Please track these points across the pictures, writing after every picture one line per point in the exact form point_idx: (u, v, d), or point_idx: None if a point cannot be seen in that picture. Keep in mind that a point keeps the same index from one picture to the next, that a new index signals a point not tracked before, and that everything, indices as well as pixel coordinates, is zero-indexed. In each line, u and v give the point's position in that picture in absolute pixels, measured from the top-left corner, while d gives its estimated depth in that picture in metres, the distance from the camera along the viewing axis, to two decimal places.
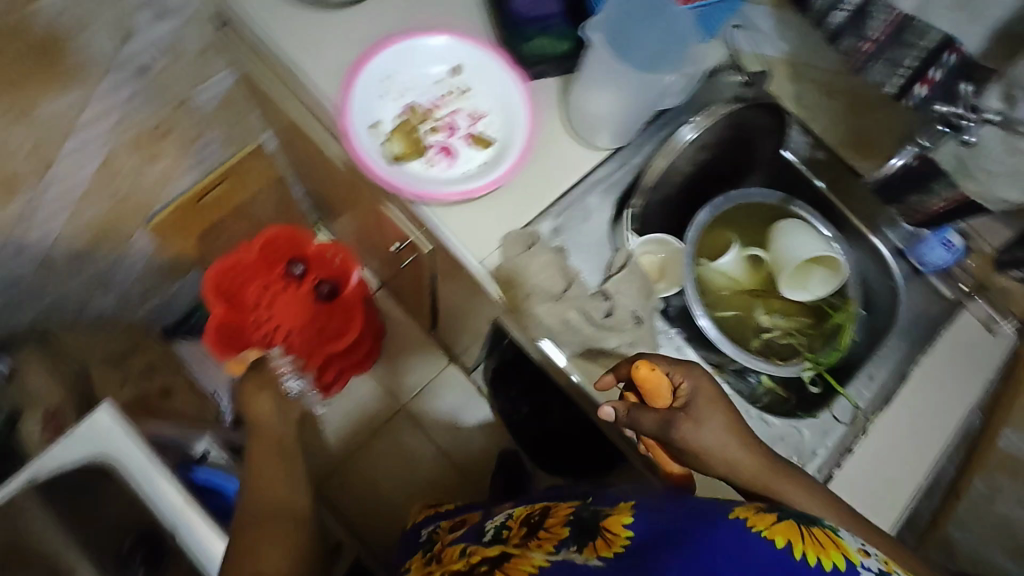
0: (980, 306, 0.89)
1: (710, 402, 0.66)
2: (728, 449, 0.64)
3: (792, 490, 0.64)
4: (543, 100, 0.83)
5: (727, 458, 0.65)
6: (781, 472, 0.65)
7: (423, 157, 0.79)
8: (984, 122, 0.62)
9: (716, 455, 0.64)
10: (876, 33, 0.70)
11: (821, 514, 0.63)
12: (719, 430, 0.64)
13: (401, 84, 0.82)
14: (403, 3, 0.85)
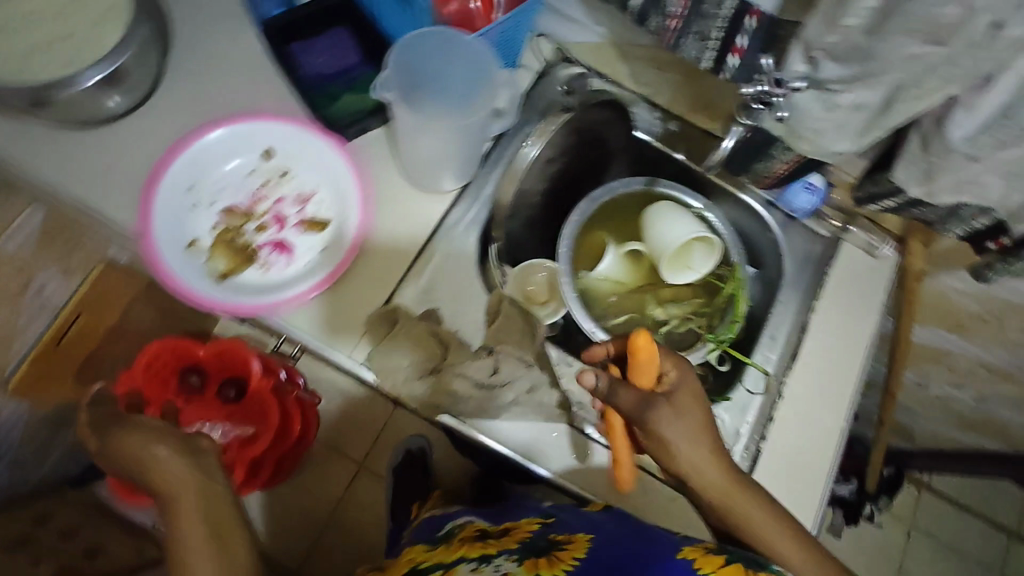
0: (857, 233, 0.88)
1: (689, 397, 0.59)
2: (697, 451, 0.59)
3: (752, 506, 0.60)
4: (371, 161, 0.78)
5: (691, 462, 0.59)
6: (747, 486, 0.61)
7: (255, 263, 0.73)
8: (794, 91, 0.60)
9: (682, 459, 0.59)
10: (677, 9, 0.66)
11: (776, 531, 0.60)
12: (691, 429, 0.58)
13: (210, 189, 0.75)
14: (190, 97, 0.76)
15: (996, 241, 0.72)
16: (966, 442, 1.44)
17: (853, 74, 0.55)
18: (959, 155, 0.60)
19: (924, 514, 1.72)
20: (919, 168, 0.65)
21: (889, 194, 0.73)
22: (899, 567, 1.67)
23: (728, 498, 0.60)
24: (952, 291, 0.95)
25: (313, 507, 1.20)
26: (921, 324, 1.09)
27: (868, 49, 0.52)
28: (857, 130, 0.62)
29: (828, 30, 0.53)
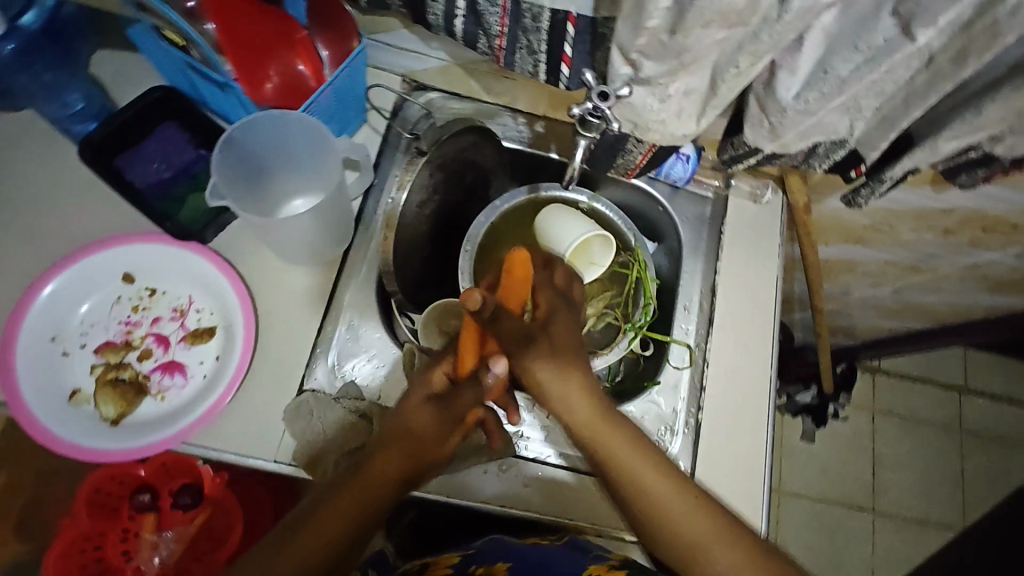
0: (739, 184, 0.91)
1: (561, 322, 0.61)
2: (558, 379, 0.60)
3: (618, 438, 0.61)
4: (242, 251, 0.75)
5: (554, 389, 0.61)
6: (613, 418, 0.62)
7: (147, 393, 0.69)
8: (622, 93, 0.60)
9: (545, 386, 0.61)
10: (499, 27, 0.65)
11: (661, 483, 0.60)
12: (553, 363, 0.60)
13: (77, 332, 0.70)
14: (31, 237, 0.72)
15: (856, 169, 0.77)
16: (899, 326, 1.52)
17: (671, 68, 0.56)
18: (795, 112, 0.62)
19: (882, 396, 1.83)
20: (766, 127, 0.66)
21: (751, 154, 0.74)
22: (874, 451, 1.78)
23: (594, 426, 0.61)
24: (841, 211, 0.99)
25: None
26: (825, 244, 1.13)
27: (676, 44, 0.52)
28: (696, 112, 0.63)
29: (635, 34, 0.53)
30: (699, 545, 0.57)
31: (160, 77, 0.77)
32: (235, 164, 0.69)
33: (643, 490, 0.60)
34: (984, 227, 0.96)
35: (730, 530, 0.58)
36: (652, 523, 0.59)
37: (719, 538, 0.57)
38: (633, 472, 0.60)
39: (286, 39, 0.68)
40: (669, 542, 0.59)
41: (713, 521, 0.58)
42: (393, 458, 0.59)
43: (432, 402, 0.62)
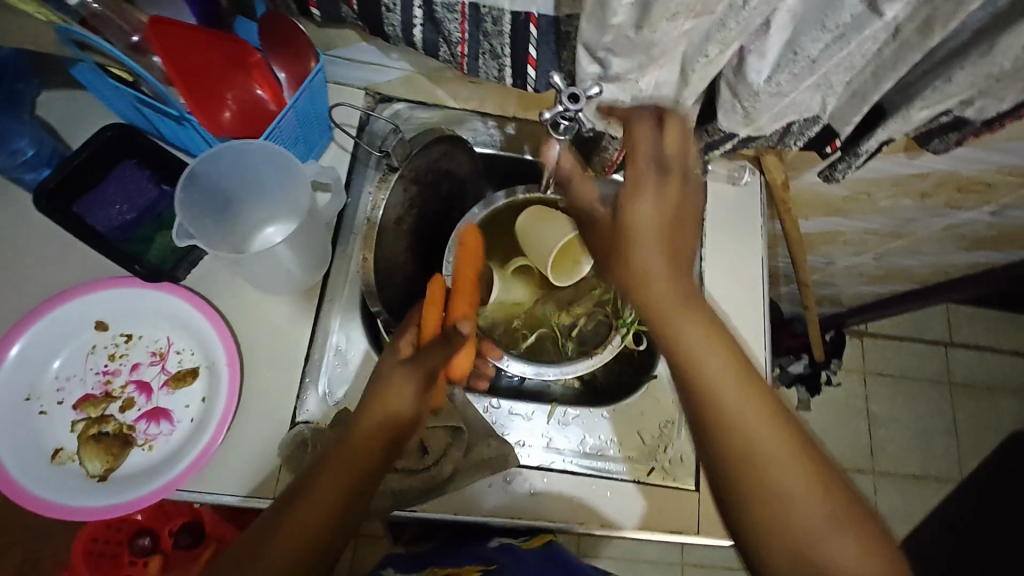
0: (716, 168, 0.90)
1: (663, 199, 0.56)
2: (662, 247, 0.56)
3: (705, 332, 0.55)
4: (218, 286, 0.73)
5: (654, 260, 0.56)
6: (701, 312, 0.56)
7: (134, 445, 0.66)
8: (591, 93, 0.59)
9: (641, 253, 0.56)
10: (459, 33, 0.63)
11: (720, 356, 0.55)
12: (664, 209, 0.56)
13: (54, 388, 0.67)
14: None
15: (831, 144, 0.76)
16: (883, 290, 1.54)
17: (640, 62, 0.55)
18: (768, 95, 0.61)
19: (872, 359, 1.85)
20: (740, 113, 0.65)
21: (726, 139, 0.73)
22: (868, 414, 1.81)
23: (676, 314, 0.55)
24: (818, 186, 0.99)
25: None
26: (805, 218, 1.13)
27: (644, 39, 0.52)
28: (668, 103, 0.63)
29: (601, 31, 0.51)
30: (761, 456, 0.52)
31: (112, 115, 0.74)
32: (198, 195, 0.66)
33: (718, 389, 0.54)
34: (959, 188, 0.97)
35: (804, 452, 0.53)
36: (715, 425, 0.54)
37: (791, 458, 0.53)
38: (706, 368, 0.54)
39: (240, 63, 0.66)
40: (730, 445, 0.53)
41: (787, 441, 0.53)
42: (367, 435, 0.58)
43: (407, 363, 0.62)
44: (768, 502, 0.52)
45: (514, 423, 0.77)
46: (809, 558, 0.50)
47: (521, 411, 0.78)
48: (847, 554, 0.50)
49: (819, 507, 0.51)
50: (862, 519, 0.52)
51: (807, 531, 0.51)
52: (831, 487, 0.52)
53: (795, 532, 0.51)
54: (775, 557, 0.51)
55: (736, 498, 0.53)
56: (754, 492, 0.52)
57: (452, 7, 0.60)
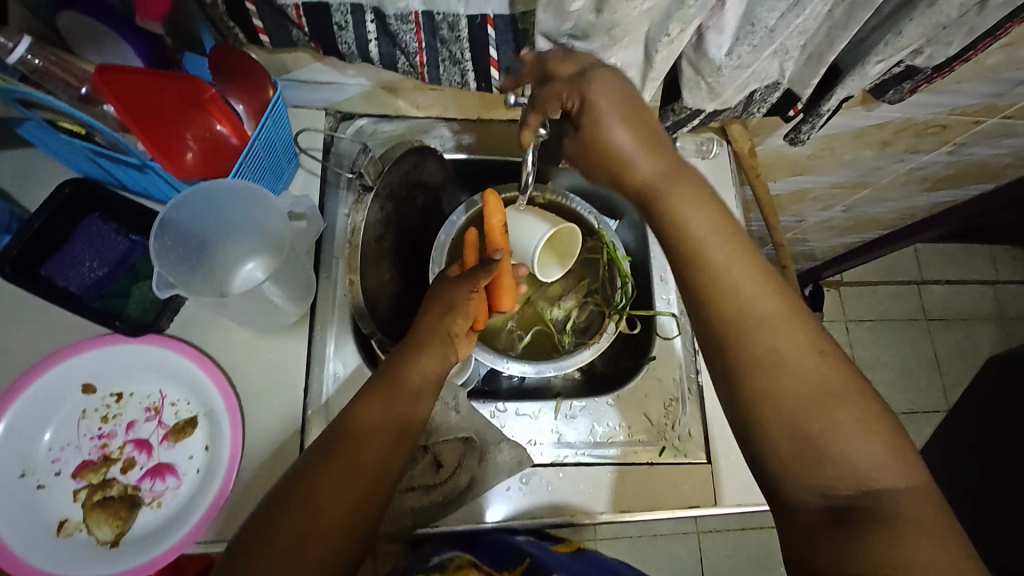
0: (684, 144, 0.91)
1: (629, 86, 0.54)
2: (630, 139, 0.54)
3: (697, 212, 0.54)
4: (203, 331, 0.71)
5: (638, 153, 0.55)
6: (693, 189, 0.54)
7: (141, 505, 0.64)
8: None
9: (628, 153, 0.55)
10: (416, 42, 0.62)
11: (708, 227, 0.53)
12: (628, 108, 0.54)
13: (48, 460, 0.65)
14: None
15: (794, 107, 0.77)
16: (854, 239, 1.58)
17: (603, 45, 0.55)
18: (730, 68, 0.62)
19: (850, 307, 1.90)
20: (704, 89, 0.66)
21: (693, 116, 0.74)
22: (854, 360, 1.86)
23: (665, 192, 0.55)
24: (784, 148, 1.01)
25: None
26: (773, 180, 1.15)
27: (605, 21, 0.51)
28: (636, 87, 0.63)
29: (561, 19, 0.52)
30: (756, 329, 0.49)
31: (69, 169, 0.72)
32: (170, 242, 0.64)
33: (711, 257, 0.52)
34: (917, 133, 1.00)
35: (807, 332, 0.49)
36: (710, 299, 0.51)
37: (794, 337, 0.49)
38: (702, 243, 0.53)
39: (195, 101, 0.64)
40: (725, 319, 0.50)
41: (788, 322, 0.49)
42: (388, 426, 0.56)
43: (457, 280, 0.69)
44: (766, 377, 0.48)
45: (522, 424, 0.77)
46: (809, 434, 0.46)
47: (527, 410, 0.78)
48: (853, 436, 0.45)
49: (816, 383, 0.47)
50: (873, 407, 0.46)
51: (806, 405, 0.46)
52: (836, 363, 0.48)
53: (793, 407, 0.46)
54: (774, 438, 0.47)
55: (735, 372, 0.49)
56: (751, 368, 0.48)
57: (406, 16, 0.59)
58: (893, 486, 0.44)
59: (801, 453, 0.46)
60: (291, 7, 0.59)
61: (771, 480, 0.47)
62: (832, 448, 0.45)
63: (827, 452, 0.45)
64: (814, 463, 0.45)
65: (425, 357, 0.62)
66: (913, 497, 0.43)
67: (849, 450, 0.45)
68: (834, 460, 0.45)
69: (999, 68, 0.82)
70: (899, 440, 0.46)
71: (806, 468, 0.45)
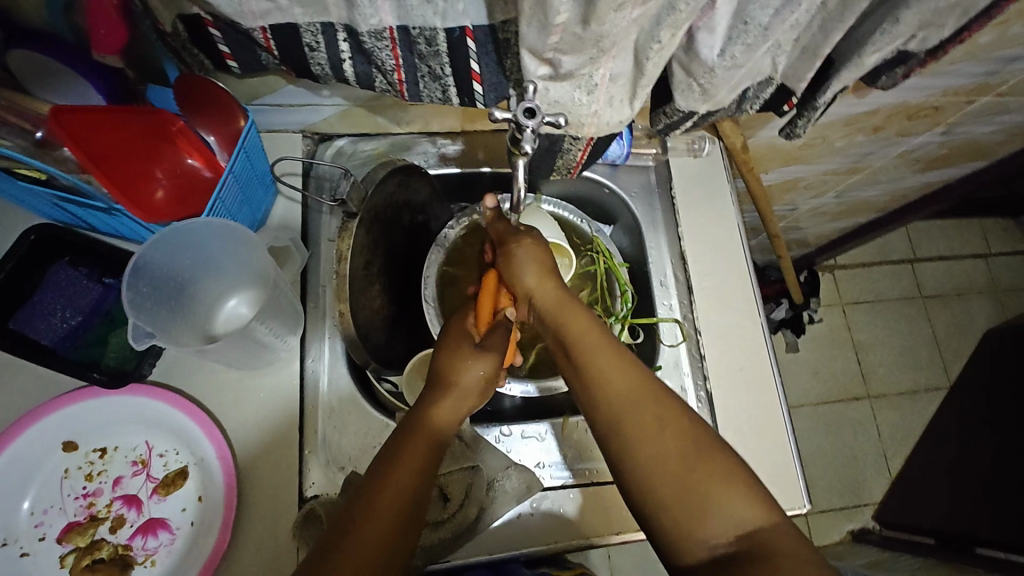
0: (675, 144, 0.89)
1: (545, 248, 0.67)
2: (537, 276, 0.65)
3: (580, 327, 0.61)
4: (190, 374, 0.68)
5: (533, 282, 0.64)
6: (579, 310, 0.62)
7: (134, 565, 0.61)
8: (541, 81, 0.55)
9: (524, 276, 0.65)
10: (394, 59, 0.59)
11: (591, 347, 0.59)
12: (535, 259, 0.66)
13: (30, 526, 0.61)
14: None
15: (788, 102, 0.74)
16: (847, 224, 1.56)
17: (591, 57, 0.51)
18: (724, 69, 0.59)
19: (846, 290, 1.89)
20: (697, 91, 0.63)
21: (686, 118, 0.70)
22: (854, 343, 1.85)
23: (557, 314, 0.62)
24: (774, 140, 0.99)
25: None
26: (766, 171, 1.13)
27: (592, 33, 0.48)
28: (627, 95, 0.58)
29: (545, 33, 0.48)
30: (622, 417, 0.55)
31: (34, 215, 0.68)
32: (146, 288, 0.60)
33: (588, 361, 0.58)
34: (909, 115, 0.98)
35: (667, 412, 0.55)
36: (593, 400, 0.57)
37: (664, 411, 0.55)
38: (585, 352, 0.59)
39: (164, 136, 0.61)
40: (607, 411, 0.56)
41: (654, 403, 0.55)
42: (420, 452, 0.56)
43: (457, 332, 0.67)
44: (638, 462, 0.53)
45: (529, 446, 0.75)
46: (692, 489, 0.51)
47: (532, 431, 0.75)
48: (729, 501, 0.51)
49: (676, 452, 0.53)
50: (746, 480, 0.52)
51: (679, 476, 0.52)
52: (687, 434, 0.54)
53: (667, 480, 0.52)
54: (660, 501, 0.52)
55: (617, 460, 0.55)
56: (628, 449, 0.54)
57: (381, 33, 0.56)
58: (771, 541, 0.49)
59: (677, 504, 0.51)
60: (257, 31, 0.56)
61: (657, 531, 0.52)
62: (703, 515, 0.50)
63: (696, 518, 0.50)
64: (683, 527, 0.51)
65: (455, 389, 0.62)
66: (785, 544, 0.49)
67: (730, 513, 0.50)
68: (708, 525, 0.50)
69: (992, 48, 0.81)
70: (771, 499, 0.52)
71: (688, 513, 0.51)
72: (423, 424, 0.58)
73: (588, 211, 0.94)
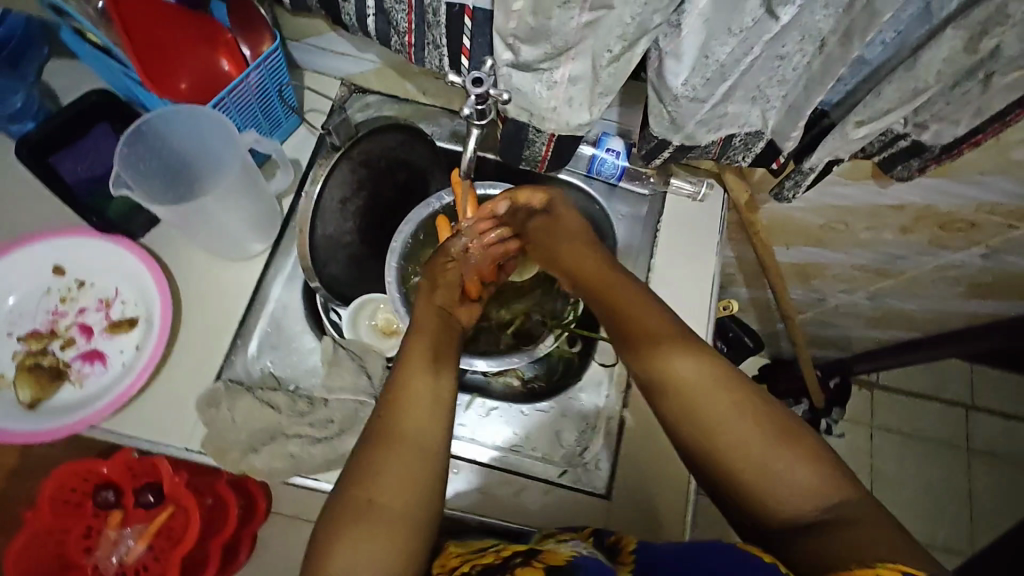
0: (679, 181, 0.89)
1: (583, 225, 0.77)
2: (573, 243, 0.74)
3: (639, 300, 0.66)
4: (170, 247, 0.78)
5: (567, 248, 0.73)
6: (628, 285, 0.68)
7: (66, 380, 0.71)
8: (504, 62, 0.59)
9: (564, 238, 0.74)
10: (407, 24, 0.66)
11: (648, 317, 0.64)
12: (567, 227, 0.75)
13: (4, 320, 0.73)
14: None
15: (776, 161, 0.75)
16: (887, 337, 1.45)
17: (548, 51, 0.55)
18: (687, 100, 0.61)
19: (880, 413, 1.74)
20: (667, 119, 0.65)
21: (661, 147, 0.73)
22: (871, 471, 1.69)
23: (603, 284, 0.69)
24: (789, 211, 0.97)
25: None
26: (785, 246, 1.10)
27: (543, 27, 0.52)
28: (587, 101, 0.61)
29: (506, 17, 0.53)
30: (696, 404, 0.58)
31: (100, 81, 0.81)
32: (138, 150, 0.70)
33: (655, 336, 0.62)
34: (941, 225, 0.92)
35: (736, 391, 0.58)
36: (665, 381, 0.60)
37: (739, 386, 0.58)
38: (650, 328, 0.63)
39: (210, 42, 0.72)
40: (675, 395, 0.59)
41: (728, 380, 0.58)
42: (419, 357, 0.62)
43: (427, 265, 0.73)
44: (718, 440, 0.56)
45: None
46: (773, 467, 0.54)
47: None
48: (800, 465, 0.53)
49: (761, 433, 0.55)
50: (812, 450, 0.54)
51: (758, 452, 0.54)
52: (757, 410, 0.56)
53: (744, 456, 0.55)
54: (739, 481, 0.55)
55: (695, 446, 0.58)
56: (708, 431, 0.57)
57: None
58: (855, 513, 0.51)
59: (758, 478, 0.54)
60: None
61: (749, 503, 0.54)
62: (777, 481, 0.53)
63: (779, 496, 0.53)
64: (757, 499, 0.54)
65: (438, 320, 0.67)
66: (861, 510, 0.51)
67: (803, 483, 0.53)
68: (781, 491, 0.53)
69: None
70: (842, 468, 0.54)
71: (771, 484, 0.53)
72: (412, 347, 0.63)
73: None
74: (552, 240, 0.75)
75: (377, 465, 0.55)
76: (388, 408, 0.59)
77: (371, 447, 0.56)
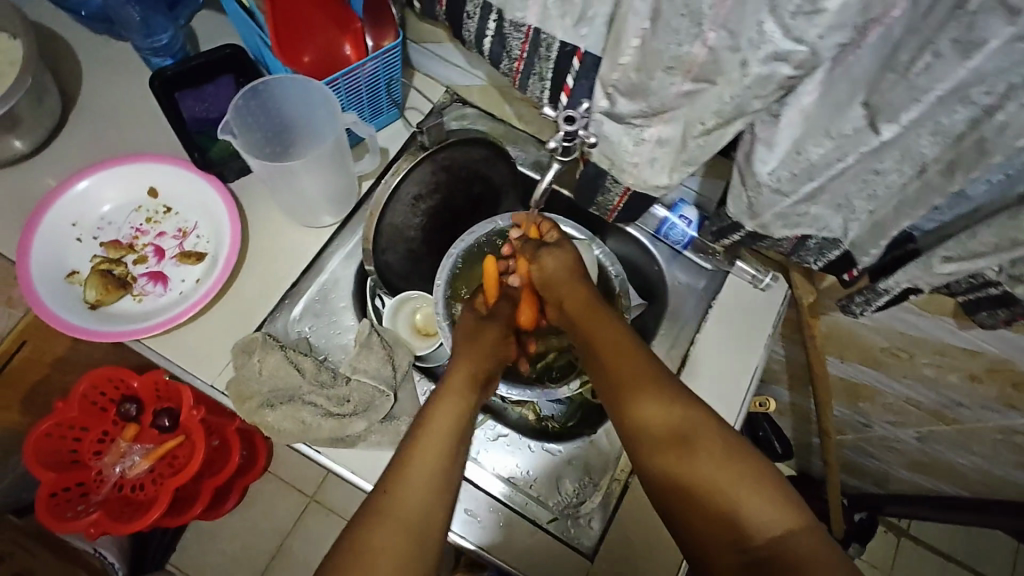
0: (744, 265, 0.87)
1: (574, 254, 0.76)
2: (572, 275, 0.74)
3: (613, 331, 0.67)
4: (252, 198, 0.84)
5: (564, 281, 0.74)
6: (605, 314, 0.69)
7: (128, 291, 0.78)
8: (599, 112, 0.61)
9: (558, 276, 0.75)
10: (519, 51, 0.69)
11: (625, 350, 0.64)
12: (564, 259, 0.75)
13: (93, 224, 0.81)
14: (104, 136, 0.85)
15: (849, 271, 0.73)
16: (929, 485, 1.35)
17: (644, 109, 0.57)
18: (769, 189, 0.60)
19: (902, 564, 1.60)
20: (745, 201, 0.65)
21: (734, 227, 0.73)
22: None
23: (589, 317, 0.70)
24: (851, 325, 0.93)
25: (266, 535, 1.42)
26: (839, 359, 1.06)
27: (644, 84, 0.54)
28: (670, 164, 0.62)
29: (612, 67, 0.55)
30: (655, 445, 0.58)
31: (239, 37, 0.89)
32: (251, 108, 0.75)
33: (623, 374, 0.63)
34: (1014, 383, 0.86)
35: (691, 420, 0.58)
36: (631, 426, 0.60)
37: (697, 421, 0.58)
38: (619, 364, 0.64)
39: (342, 27, 0.78)
40: (639, 440, 0.59)
41: (687, 407, 0.59)
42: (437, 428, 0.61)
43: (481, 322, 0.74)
44: (676, 476, 0.56)
45: None
46: (721, 496, 0.53)
47: None
48: (755, 499, 0.53)
49: (708, 462, 0.55)
50: (764, 476, 0.54)
51: (709, 489, 0.54)
52: (708, 445, 0.56)
53: (698, 496, 0.54)
54: (700, 531, 0.54)
55: (664, 499, 0.57)
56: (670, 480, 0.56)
57: (519, 26, 0.65)
58: (801, 544, 0.50)
59: (713, 520, 0.53)
60: None
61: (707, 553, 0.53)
62: (739, 524, 0.52)
63: (735, 533, 0.52)
64: (720, 545, 0.52)
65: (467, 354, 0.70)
66: (810, 548, 0.50)
67: (755, 521, 0.52)
68: (745, 533, 0.52)
69: None
70: (798, 501, 0.53)
71: (723, 526, 0.53)
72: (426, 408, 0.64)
73: (635, 281, 0.97)
74: (555, 279, 0.75)
75: (367, 544, 0.53)
76: (386, 479, 0.57)
77: (368, 517, 0.55)
